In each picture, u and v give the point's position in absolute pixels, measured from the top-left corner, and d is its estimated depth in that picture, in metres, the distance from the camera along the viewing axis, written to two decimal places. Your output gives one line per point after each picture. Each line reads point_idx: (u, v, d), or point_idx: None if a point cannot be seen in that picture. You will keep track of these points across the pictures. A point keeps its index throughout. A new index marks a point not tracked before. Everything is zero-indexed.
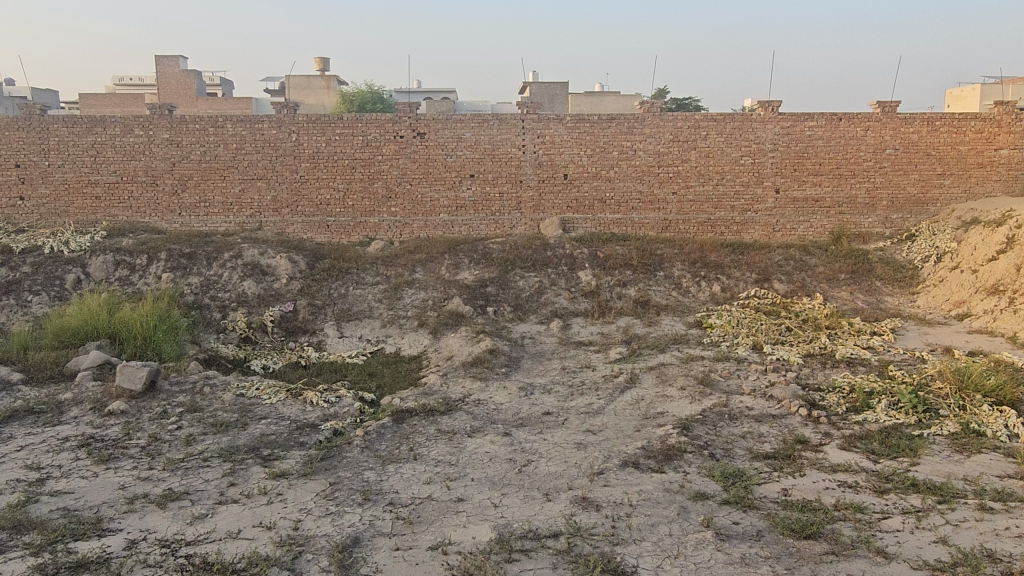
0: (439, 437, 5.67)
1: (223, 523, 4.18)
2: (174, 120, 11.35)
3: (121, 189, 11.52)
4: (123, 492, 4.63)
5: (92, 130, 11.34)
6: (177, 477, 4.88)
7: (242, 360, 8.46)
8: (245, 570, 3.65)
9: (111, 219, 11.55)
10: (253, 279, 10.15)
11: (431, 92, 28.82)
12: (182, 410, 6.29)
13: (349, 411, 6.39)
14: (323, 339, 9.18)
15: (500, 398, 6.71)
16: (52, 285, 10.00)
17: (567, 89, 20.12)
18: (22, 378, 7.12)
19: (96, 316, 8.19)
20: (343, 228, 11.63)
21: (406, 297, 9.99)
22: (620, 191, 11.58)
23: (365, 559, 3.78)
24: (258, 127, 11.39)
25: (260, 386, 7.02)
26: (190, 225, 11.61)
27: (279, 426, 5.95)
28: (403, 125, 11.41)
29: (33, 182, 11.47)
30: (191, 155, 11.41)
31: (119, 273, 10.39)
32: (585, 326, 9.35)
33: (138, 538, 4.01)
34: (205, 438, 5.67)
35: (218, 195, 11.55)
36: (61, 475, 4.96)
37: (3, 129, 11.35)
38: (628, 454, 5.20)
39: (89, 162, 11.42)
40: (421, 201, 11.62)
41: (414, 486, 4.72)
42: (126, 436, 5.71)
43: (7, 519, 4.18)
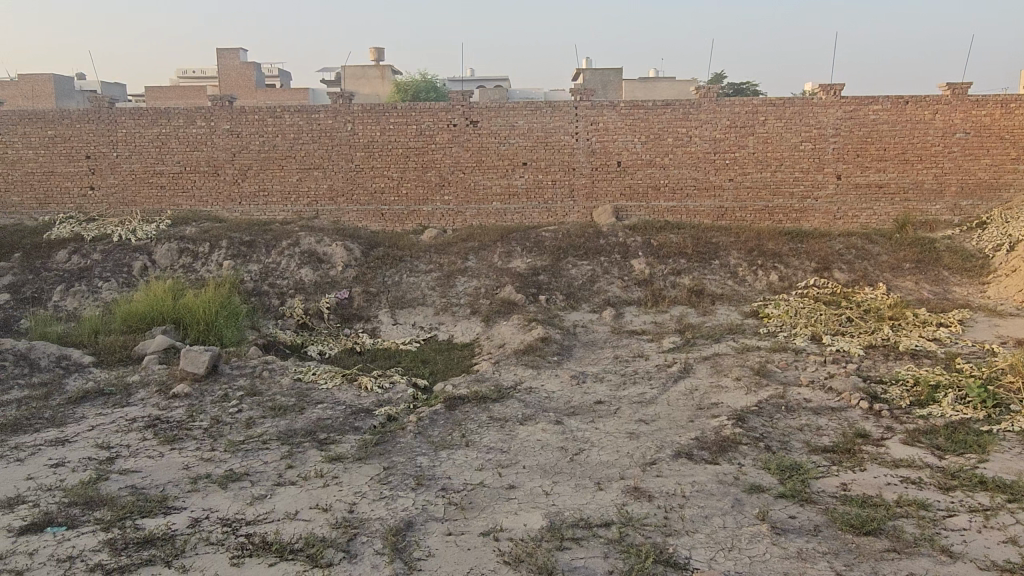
0: (491, 424, 5.71)
1: (281, 504, 4.30)
2: (235, 110, 11.65)
3: (183, 179, 11.89)
4: (187, 472, 4.81)
5: (157, 122, 11.73)
6: (237, 459, 5.03)
7: (299, 346, 8.69)
8: (302, 550, 3.75)
9: (175, 209, 11.95)
10: (309, 267, 10.37)
11: (484, 79, 28.68)
12: (242, 394, 6.49)
13: (403, 397, 6.49)
14: (377, 326, 9.34)
15: (552, 386, 6.71)
16: (120, 272, 10.44)
17: (620, 76, 19.77)
18: (93, 361, 7.47)
19: (161, 302, 8.51)
20: (398, 217, 11.76)
21: (459, 285, 10.06)
22: (675, 178, 11.40)
23: (418, 543, 3.84)
24: (314, 117, 11.58)
25: (317, 371, 7.18)
26: (250, 214, 11.92)
27: (335, 411, 6.08)
28: (456, 114, 11.45)
29: (102, 173, 11.94)
30: (250, 145, 11.70)
31: (183, 260, 10.76)
32: (638, 315, 9.27)
33: (201, 516, 4.15)
34: (264, 421, 5.83)
35: (277, 184, 11.81)
36: (129, 454, 5.18)
37: (74, 121, 11.82)
38: (681, 445, 5.14)
39: (155, 153, 11.83)
40: (473, 189, 11.65)
41: (467, 472, 4.77)
42: (189, 417, 5.92)
43: (80, 496, 4.39)
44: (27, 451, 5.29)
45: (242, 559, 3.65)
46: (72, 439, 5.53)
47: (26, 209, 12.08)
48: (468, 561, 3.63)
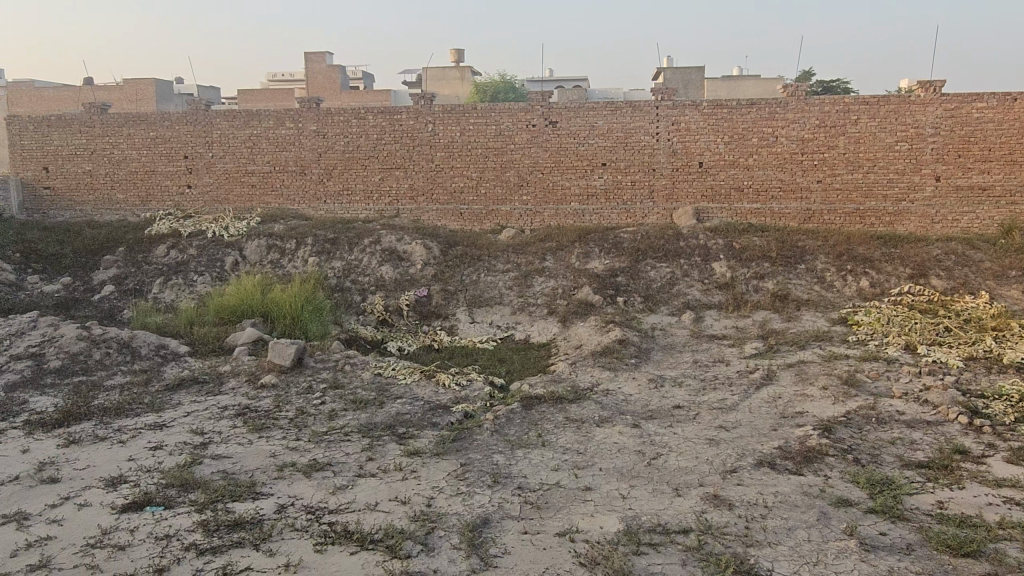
0: (567, 425, 5.70)
1: (362, 495, 4.42)
2: (321, 112, 12.04)
3: (273, 178, 12.37)
4: (274, 460, 5.00)
5: (249, 124, 12.26)
6: (320, 449, 5.20)
7: (380, 342, 8.93)
8: (382, 541, 3.85)
9: (264, 207, 12.45)
10: (390, 265, 10.61)
11: (564, 79, 28.61)
12: (325, 387, 6.71)
13: (480, 395, 6.56)
14: (455, 324, 9.49)
15: (629, 389, 6.65)
16: (214, 266, 10.98)
17: (702, 74, 19.37)
18: (189, 351, 7.88)
19: (250, 296, 8.89)
20: (477, 217, 11.88)
21: (536, 285, 10.07)
22: (759, 179, 11.09)
23: (494, 540, 3.88)
24: (397, 118, 11.84)
25: (396, 367, 7.34)
26: (335, 212, 12.29)
27: (414, 406, 6.21)
28: (536, 114, 11.49)
29: (198, 172, 12.55)
30: (336, 146, 12.08)
31: (271, 256, 11.20)
32: (719, 319, 9.07)
33: (287, 503, 4.31)
34: (346, 414, 6.01)
35: (360, 183, 12.14)
36: (221, 440, 5.43)
37: (173, 123, 12.48)
38: (763, 454, 5.00)
39: (247, 153, 12.36)
40: (552, 189, 11.64)
41: (543, 472, 4.78)
42: (276, 407, 6.16)
43: (176, 478, 4.64)
44: (130, 433, 5.63)
45: (325, 546, 3.78)
46: (169, 424, 5.85)
47: (129, 206, 12.83)
48: (544, 560, 3.65)
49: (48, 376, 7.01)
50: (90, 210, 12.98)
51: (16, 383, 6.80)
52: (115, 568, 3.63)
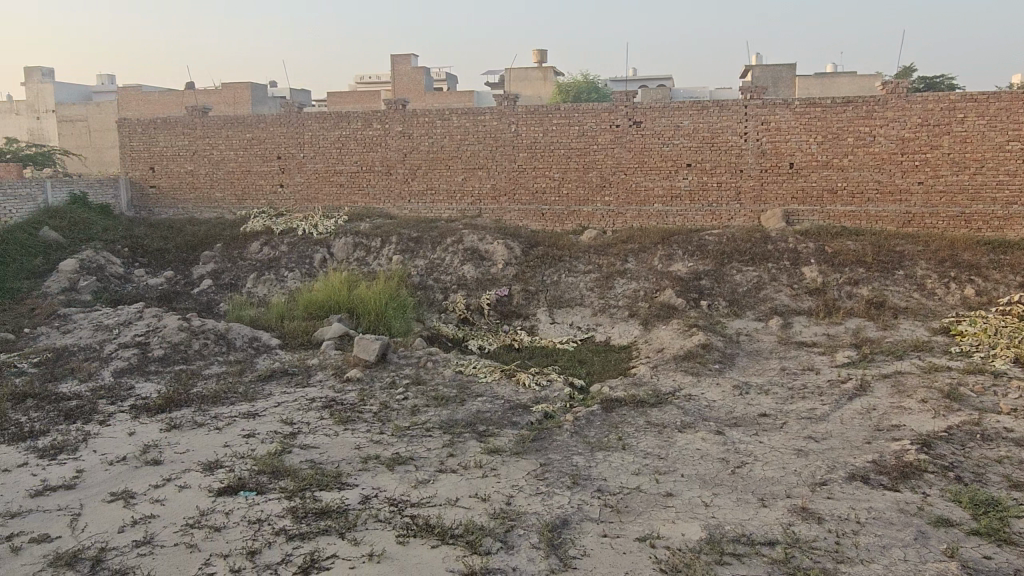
0: (648, 429, 5.63)
1: (443, 490, 4.50)
2: (408, 113, 12.32)
3: (360, 178, 12.74)
4: (359, 452, 5.16)
5: (339, 125, 12.67)
6: (403, 443, 5.32)
7: (461, 340, 9.09)
8: (462, 536, 3.91)
9: (352, 205, 12.83)
10: (472, 264, 10.75)
11: (648, 79, 28.17)
12: (408, 382, 6.86)
13: (560, 396, 6.56)
14: (535, 324, 9.54)
15: (712, 395, 6.51)
16: (304, 263, 11.43)
17: (794, 71, 18.69)
18: (279, 344, 8.22)
19: (338, 292, 9.18)
20: (558, 217, 11.86)
21: (618, 286, 9.97)
22: (854, 181, 10.64)
23: (573, 541, 3.88)
24: (481, 119, 11.99)
25: (477, 365, 7.43)
26: (419, 211, 12.54)
27: (494, 404, 6.27)
28: (620, 114, 11.40)
29: (291, 172, 13.06)
30: (421, 147, 12.33)
31: (358, 254, 11.53)
32: (809, 325, 8.76)
33: (371, 494, 4.44)
34: (428, 410, 6.13)
35: (444, 183, 12.34)
36: (309, 430, 5.64)
37: (268, 124, 13.03)
38: (855, 467, 4.80)
39: (336, 154, 12.78)
40: (635, 190, 11.50)
41: (623, 475, 4.74)
42: (361, 401, 6.35)
43: (267, 465, 4.85)
44: (225, 420, 5.92)
45: (407, 538, 3.87)
46: (261, 413, 6.12)
47: (226, 205, 13.47)
48: (623, 564, 3.62)
49: (152, 363, 7.45)
50: (191, 208, 13.69)
51: (124, 370, 7.26)
52: (211, 548, 3.82)
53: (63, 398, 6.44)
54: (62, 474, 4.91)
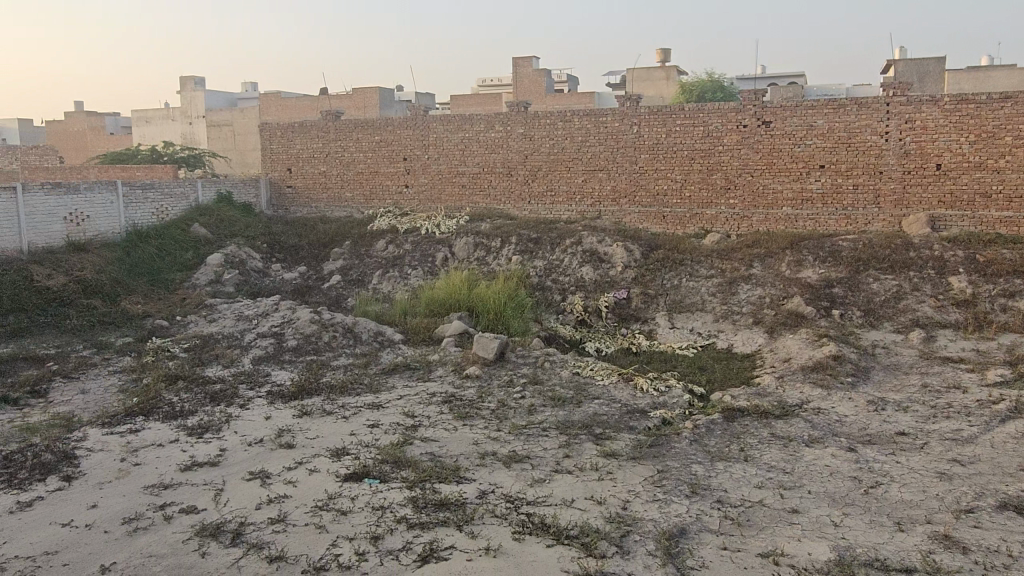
0: (772, 442, 5.42)
1: (559, 491, 4.52)
2: (529, 115, 12.47)
3: (482, 179, 13.00)
4: (477, 448, 5.27)
5: (462, 128, 13.00)
6: (520, 442, 5.39)
7: (578, 341, 9.11)
8: (578, 537, 3.91)
9: (473, 206, 13.12)
10: (591, 265, 10.72)
11: (778, 76, 26.91)
12: (525, 382, 6.94)
13: (679, 402, 6.43)
14: (654, 329, 9.40)
15: (844, 410, 6.16)
16: (426, 261, 11.82)
17: (943, 65, 17.26)
18: (403, 339, 8.54)
19: (458, 290, 9.43)
20: (680, 220, 11.59)
21: (741, 292, 9.63)
22: (1012, 184, 9.73)
23: (691, 552, 3.80)
24: (602, 120, 11.94)
25: (594, 367, 7.41)
26: (538, 212, 12.64)
27: (611, 408, 6.23)
28: (748, 114, 11.01)
29: (416, 173, 13.53)
30: (541, 148, 12.44)
31: (478, 253, 11.78)
32: (955, 340, 8.11)
33: (489, 490, 4.53)
34: (544, 409, 6.17)
35: (564, 185, 12.37)
36: (429, 423, 5.83)
37: (396, 127, 13.57)
38: (1008, 496, 4.41)
39: (459, 156, 13.12)
40: (762, 192, 11.05)
41: (745, 488, 4.58)
42: (479, 398, 6.49)
43: (391, 456, 5.05)
44: (352, 410, 6.22)
45: (522, 535, 3.92)
46: (385, 404, 6.38)
47: (356, 204, 14.13)
48: None
49: (286, 353, 7.95)
50: (323, 207, 14.47)
51: (262, 358, 7.79)
52: (339, 530, 4.03)
53: (209, 381, 7.00)
54: (208, 451, 5.33)
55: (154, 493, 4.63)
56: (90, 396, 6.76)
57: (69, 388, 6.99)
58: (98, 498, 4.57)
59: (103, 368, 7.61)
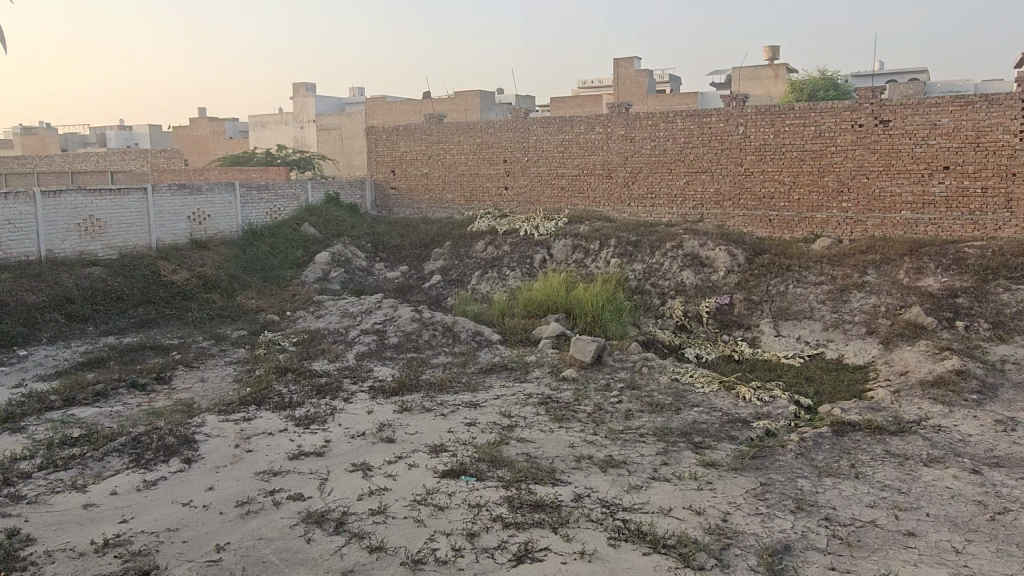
0: (887, 459, 5.12)
1: (656, 498, 4.44)
2: (630, 117, 12.36)
3: (581, 181, 12.98)
4: (573, 450, 5.26)
5: (562, 130, 13.03)
6: (617, 447, 5.34)
7: (677, 347, 8.94)
8: (676, 547, 3.83)
9: (572, 208, 13.10)
10: (692, 270, 10.48)
11: (897, 73, 25.38)
12: (623, 386, 6.85)
13: (785, 414, 6.18)
14: (758, 336, 9.09)
15: (968, 428, 5.74)
16: (525, 263, 11.91)
17: None
18: (501, 339, 8.62)
19: (556, 292, 9.45)
20: (787, 223, 11.12)
21: (854, 300, 9.13)
22: None
23: (796, 570, 3.65)
24: (706, 121, 11.67)
25: (695, 374, 7.23)
26: (638, 215, 12.47)
27: (712, 416, 6.06)
28: (864, 113, 10.46)
29: (515, 174, 13.67)
30: (642, 150, 12.29)
31: (576, 256, 11.76)
32: None
33: (584, 493, 4.51)
34: (642, 415, 6.08)
35: (665, 187, 12.16)
36: (526, 424, 5.86)
37: (497, 130, 13.76)
38: None
39: (559, 157, 13.15)
40: (879, 195, 10.44)
41: (856, 506, 4.35)
42: (576, 400, 6.46)
43: (488, 455, 5.12)
44: (450, 408, 6.34)
45: (619, 541, 3.88)
46: (482, 404, 6.47)
47: (456, 205, 14.40)
48: None
49: (388, 350, 8.20)
50: (425, 208, 14.82)
51: (365, 354, 8.06)
52: (436, 525, 4.12)
53: (316, 374, 7.31)
54: (314, 442, 5.56)
55: (265, 479, 4.88)
56: (208, 385, 7.20)
57: (190, 377, 7.47)
58: (214, 481, 4.86)
59: (220, 359, 8.09)
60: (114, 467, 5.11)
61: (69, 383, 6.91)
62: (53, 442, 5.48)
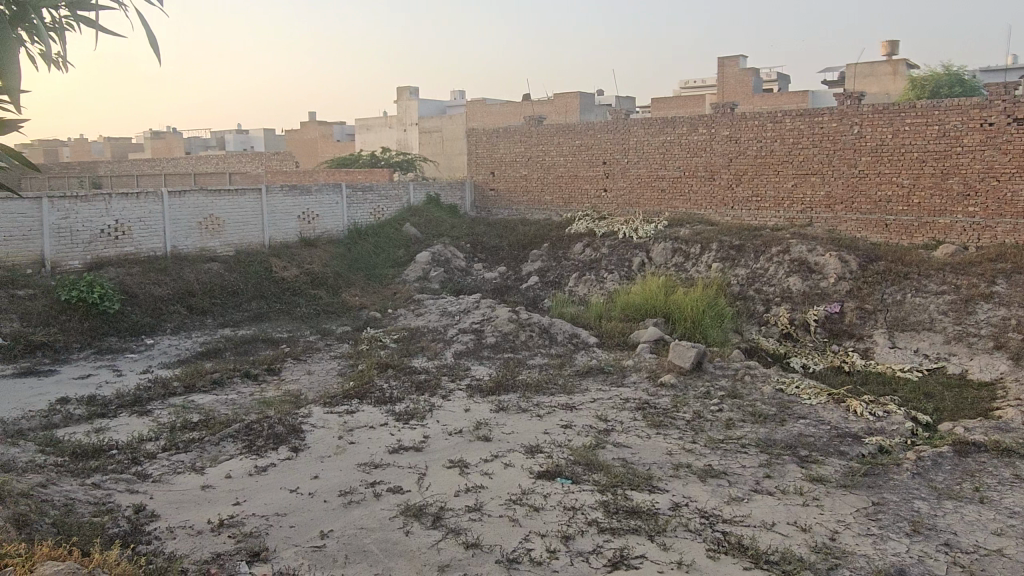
0: (1017, 484, 4.74)
1: (759, 512, 4.29)
2: (735, 117, 12.03)
3: (682, 183, 12.73)
4: (670, 458, 5.16)
5: (664, 131, 12.85)
6: (717, 456, 5.20)
7: (782, 355, 8.61)
8: (779, 563, 3.69)
9: (673, 211, 12.86)
10: (799, 276, 10.06)
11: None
12: (724, 395, 6.66)
13: (900, 430, 5.84)
14: (871, 347, 8.63)
15: None
16: (623, 266, 11.80)
17: None
18: (597, 342, 8.57)
19: (655, 296, 9.31)
20: (906, 229, 10.44)
21: (980, 312, 8.47)
22: None
23: None
24: (817, 120, 11.20)
25: (801, 385, 6.93)
26: (742, 218, 12.10)
27: (819, 429, 5.80)
28: (994, 111, 9.65)
29: (614, 176, 13.56)
30: (747, 151, 11.93)
31: (676, 259, 11.53)
32: None
33: (682, 502, 4.41)
34: (744, 425, 5.89)
35: (771, 190, 11.73)
36: (622, 429, 5.80)
37: (597, 131, 13.72)
38: None
39: (660, 159, 12.95)
40: (1010, 199, 9.54)
41: (980, 533, 4.06)
42: (674, 407, 6.34)
43: (583, 457, 5.11)
44: (546, 409, 6.35)
45: (718, 554, 3.78)
46: (578, 407, 6.45)
47: (555, 207, 14.43)
48: None
49: (485, 349, 8.31)
50: (524, 210, 14.94)
51: (463, 352, 8.20)
52: (531, 525, 4.14)
53: (416, 371, 7.51)
54: (413, 437, 5.71)
55: (366, 470, 5.06)
56: (315, 377, 7.54)
57: (298, 369, 7.83)
58: (319, 470, 5.08)
59: (326, 353, 8.43)
60: (229, 452, 5.43)
61: (191, 371, 7.39)
62: (175, 426, 5.88)
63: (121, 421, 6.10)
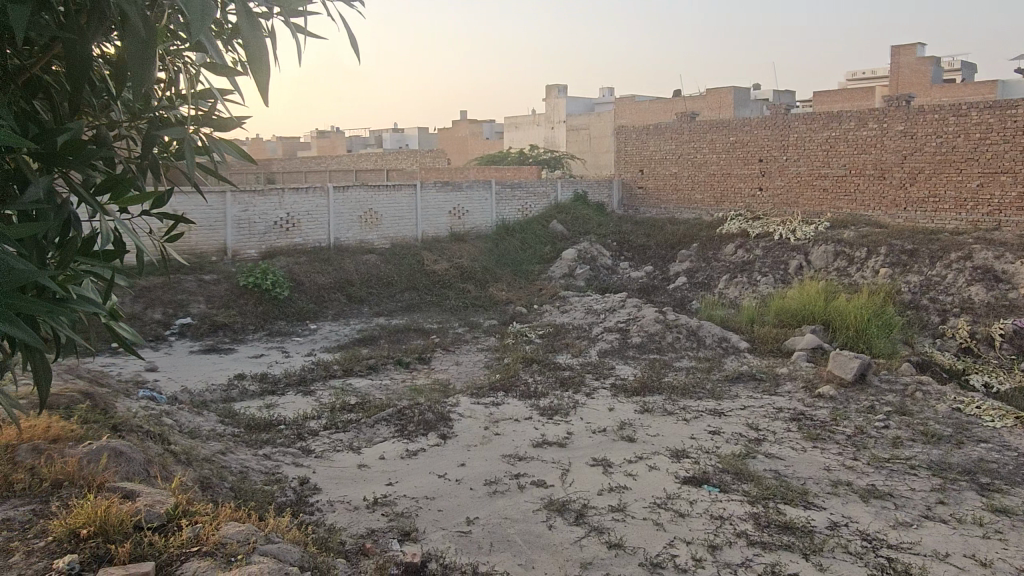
0: None
1: (929, 540, 3.96)
2: (912, 110, 11.09)
3: (848, 182, 11.94)
4: (828, 474, 4.87)
5: (828, 126, 12.14)
6: (880, 476, 4.84)
7: (960, 372, 7.78)
8: None
9: (836, 211, 12.11)
10: (983, 285, 9.15)
11: None
12: (890, 410, 6.18)
13: None
14: None
15: None
16: (778, 268, 11.26)
17: None
18: (748, 347, 8.24)
19: (814, 301, 8.83)
20: None
21: None
22: None
23: None
24: (1010, 113, 10.04)
25: (983, 405, 6.29)
26: (916, 221, 11.18)
27: (1003, 455, 5.25)
28: None
29: (771, 175, 12.97)
30: (925, 147, 10.98)
31: (838, 263, 10.83)
32: None
33: (841, 522, 4.15)
34: (914, 445, 5.44)
35: (952, 191, 10.73)
36: (774, 440, 5.54)
37: (754, 127, 13.17)
38: None
39: (823, 157, 12.22)
40: None
41: None
42: (833, 421, 5.97)
43: (733, 466, 4.94)
44: (692, 413, 6.20)
45: None
46: (727, 413, 6.23)
47: (706, 206, 14.02)
48: None
49: (631, 349, 8.23)
50: (673, 208, 14.64)
51: (607, 351, 8.17)
52: (676, 531, 4.07)
53: (561, 367, 7.59)
54: (557, 432, 5.77)
55: (510, 462, 5.18)
56: (463, 368, 7.81)
57: (447, 359, 8.14)
58: (466, 458, 5.26)
59: (474, 345, 8.71)
60: (382, 435, 5.74)
61: (350, 356, 7.89)
62: (335, 406, 6.30)
63: (289, 399, 6.63)
